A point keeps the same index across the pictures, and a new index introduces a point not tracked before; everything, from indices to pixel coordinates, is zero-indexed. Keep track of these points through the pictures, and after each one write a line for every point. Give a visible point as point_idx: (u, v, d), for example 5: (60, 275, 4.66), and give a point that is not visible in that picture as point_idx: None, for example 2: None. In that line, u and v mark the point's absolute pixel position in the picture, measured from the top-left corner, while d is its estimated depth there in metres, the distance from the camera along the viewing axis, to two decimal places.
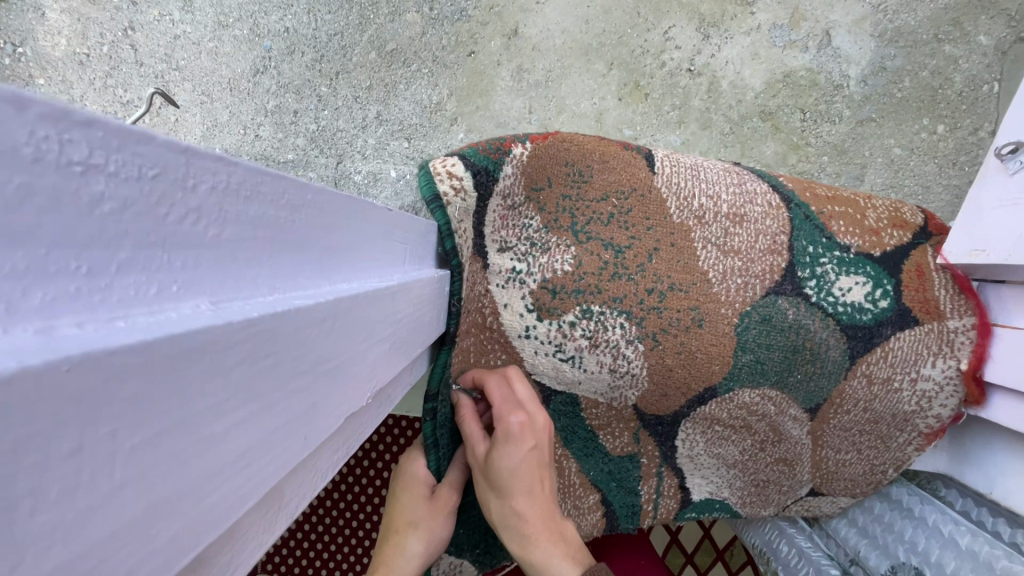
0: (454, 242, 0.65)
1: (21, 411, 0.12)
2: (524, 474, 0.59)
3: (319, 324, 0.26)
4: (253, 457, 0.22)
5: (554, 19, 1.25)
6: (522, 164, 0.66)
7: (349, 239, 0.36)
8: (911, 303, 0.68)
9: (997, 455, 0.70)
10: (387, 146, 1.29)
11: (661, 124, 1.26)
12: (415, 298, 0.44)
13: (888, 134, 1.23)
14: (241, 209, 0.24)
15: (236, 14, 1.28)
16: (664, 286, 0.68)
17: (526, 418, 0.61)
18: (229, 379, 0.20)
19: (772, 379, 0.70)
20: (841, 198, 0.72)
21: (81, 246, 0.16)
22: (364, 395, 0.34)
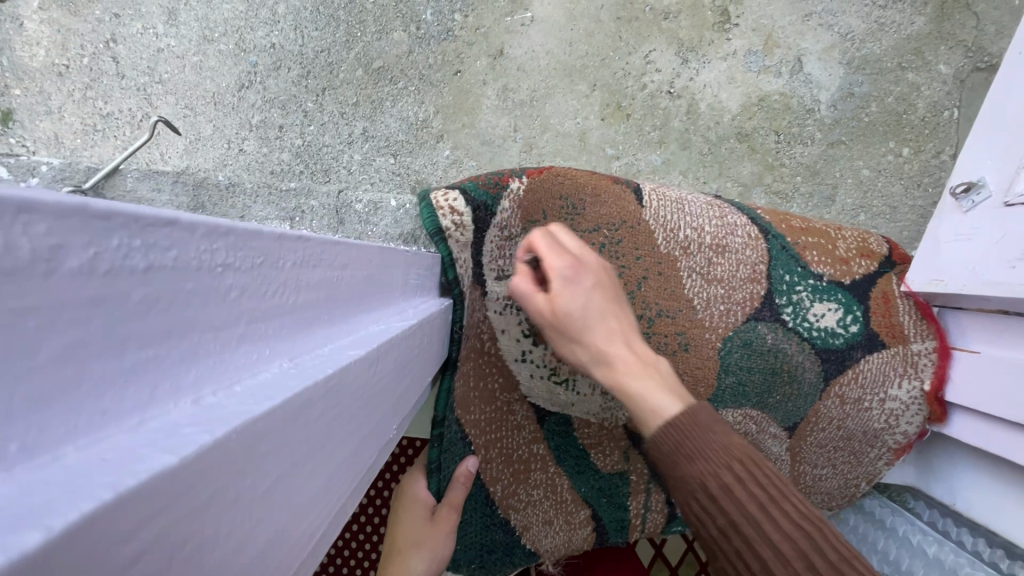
0: (455, 272, 0.70)
1: (211, 473, 0.17)
2: (596, 314, 0.59)
3: (362, 371, 0.29)
4: (319, 497, 0.26)
5: (538, 41, 1.31)
6: (518, 198, 0.70)
7: (372, 282, 0.38)
8: (879, 328, 0.73)
9: (959, 469, 0.75)
10: (373, 162, 1.32)
11: (642, 144, 1.32)
12: (429, 332, 0.48)
13: (857, 155, 1.31)
14: (303, 274, 0.28)
15: (221, 30, 1.31)
16: (653, 312, 0.73)
17: (577, 258, 0.60)
18: (311, 435, 0.23)
19: (752, 400, 0.75)
20: (813, 228, 0.77)
21: (218, 329, 0.21)
22: (392, 427, 0.38)
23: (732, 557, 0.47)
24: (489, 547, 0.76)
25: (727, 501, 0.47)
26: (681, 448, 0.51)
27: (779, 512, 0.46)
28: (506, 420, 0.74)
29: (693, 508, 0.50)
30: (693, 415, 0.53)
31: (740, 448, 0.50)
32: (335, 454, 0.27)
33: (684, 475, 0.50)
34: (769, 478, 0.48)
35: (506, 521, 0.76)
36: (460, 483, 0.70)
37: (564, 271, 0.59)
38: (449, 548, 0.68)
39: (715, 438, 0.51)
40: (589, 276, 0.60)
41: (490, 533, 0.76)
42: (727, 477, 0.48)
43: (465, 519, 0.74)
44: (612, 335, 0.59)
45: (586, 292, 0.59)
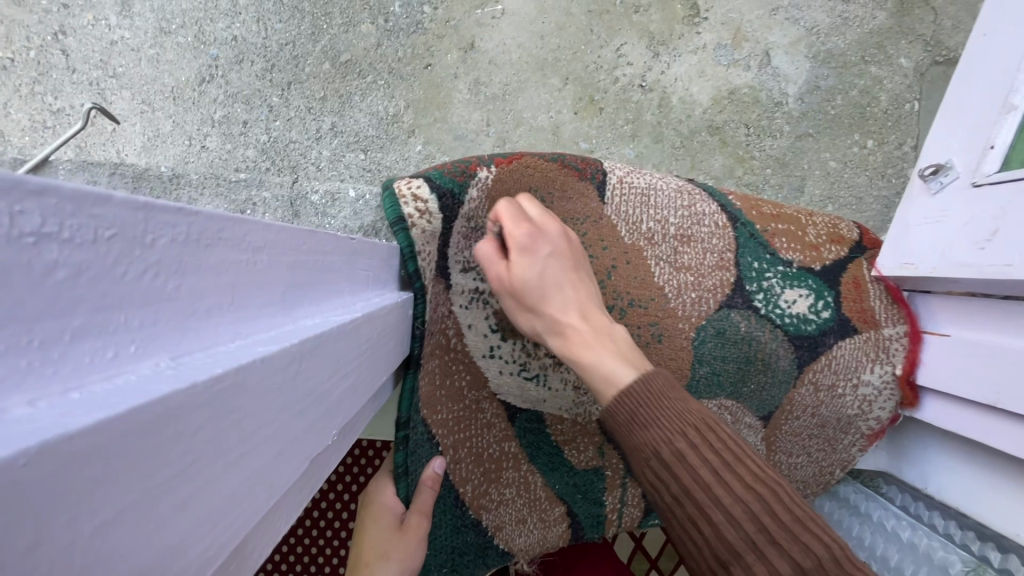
0: (417, 264, 0.64)
1: (54, 490, 0.13)
2: (552, 282, 0.59)
3: (290, 367, 0.25)
4: (246, 499, 0.22)
5: (509, 34, 1.27)
6: (487, 187, 0.67)
7: (318, 269, 0.34)
8: (850, 313, 0.73)
9: (931, 453, 0.75)
10: (342, 158, 1.26)
11: (615, 137, 1.29)
12: (382, 325, 0.44)
13: (823, 147, 1.31)
14: (246, 259, 0.25)
15: (179, 21, 1.23)
16: (624, 302, 0.70)
17: (535, 228, 0.60)
18: (223, 433, 0.20)
19: (728, 390, 0.73)
20: (784, 215, 0.76)
21: (113, 308, 0.17)
22: (345, 413, 0.35)
23: (685, 521, 0.48)
24: (460, 549, 0.73)
25: (679, 468, 0.48)
26: (636, 417, 0.52)
27: (731, 476, 0.47)
28: (475, 419, 0.71)
29: (649, 475, 0.51)
30: (647, 387, 0.53)
31: (694, 415, 0.51)
32: (264, 453, 0.23)
33: (640, 443, 0.51)
34: (725, 444, 0.49)
35: (477, 522, 0.73)
36: (427, 488, 0.66)
37: (525, 242, 0.58)
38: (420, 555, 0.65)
39: (671, 406, 0.52)
40: (549, 245, 0.60)
41: (460, 535, 0.72)
42: (679, 445, 0.49)
43: (434, 523, 0.70)
44: (570, 302, 0.60)
45: (542, 260, 0.59)
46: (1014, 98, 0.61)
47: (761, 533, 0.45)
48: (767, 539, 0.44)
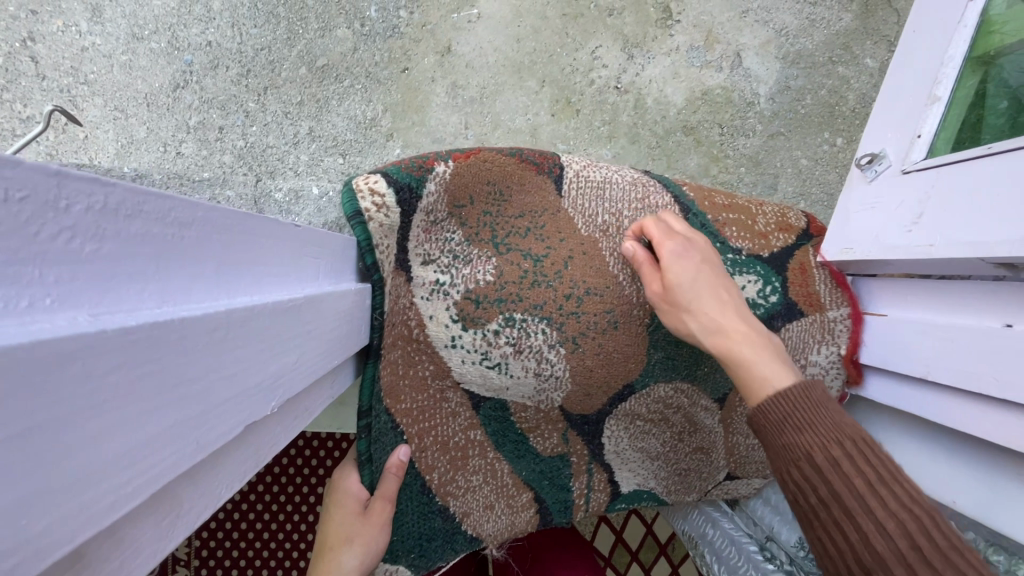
0: (375, 257, 0.66)
1: None
2: (704, 287, 0.64)
3: (211, 335, 0.27)
4: (171, 446, 0.25)
5: (486, 38, 1.29)
6: (445, 181, 0.69)
7: (258, 250, 0.35)
8: (797, 297, 0.76)
9: (878, 430, 0.78)
10: (321, 163, 1.27)
11: (593, 138, 1.33)
12: (331, 311, 0.46)
13: (795, 146, 1.36)
14: (180, 233, 0.27)
15: (151, 27, 1.23)
16: (580, 291, 0.72)
17: (684, 239, 0.67)
18: (136, 382, 0.22)
19: (683, 374, 0.77)
20: (735, 205, 0.79)
21: (40, 261, 0.19)
22: (289, 388, 0.37)
23: (830, 526, 0.50)
24: (429, 536, 0.74)
25: (832, 473, 0.51)
26: (789, 419, 0.55)
27: (886, 492, 0.48)
28: (439, 408, 0.72)
29: (793, 475, 0.53)
30: (806, 389, 0.56)
31: (853, 428, 0.53)
32: (187, 410, 0.25)
33: (789, 443, 0.54)
34: (879, 460, 0.50)
35: (445, 509, 0.75)
36: (392, 473, 0.67)
37: (677, 255, 0.65)
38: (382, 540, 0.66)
39: (826, 415, 0.54)
40: (697, 254, 0.66)
41: (427, 521, 0.74)
42: (835, 452, 0.51)
43: (401, 510, 0.71)
44: (722, 305, 0.64)
45: (695, 266, 0.65)
46: (937, 90, 0.66)
47: (912, 550, 0.45)
48: (917, 555, 0.45)
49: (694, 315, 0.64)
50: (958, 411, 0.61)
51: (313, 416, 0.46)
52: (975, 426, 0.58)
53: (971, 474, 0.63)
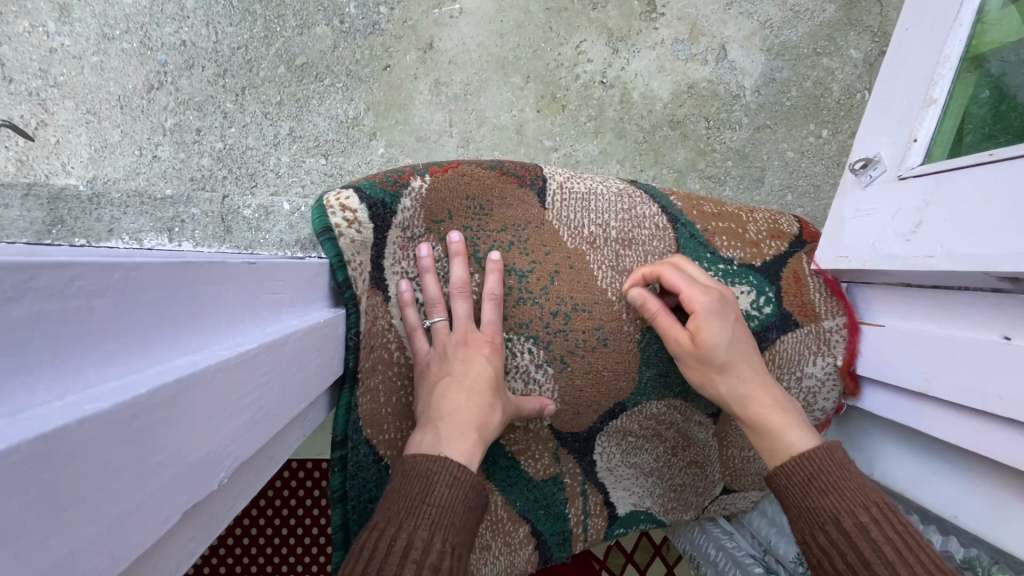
0: (346, 273, 0.61)
1: None
2: (735, 350, 0.65)
3: (132, 422, 0.23)
4: (87, 557, 0.22)
5: (469, 33, 1.25)
6: (421, 197, 0.66)
7: (199, 300, 0.31)
8: (792, 307, 0.73)
9: (876, 439, 0.75)
10: (302, 164, 1.22)
11: (579, 134, 1.29)
12: (294, 351, 0.42)
13: (780, 139, 1.33)
14: (92, 303, 0.23)
15: (123, 26, 1.17)
16: (568, 308, 0.69)
17: (720, 295, 0.65)
18: (20, 509, 0.18)
19: (676, 391, 0.74)
20: (725, 213, 0.76)
21: None
22: (248, 447, 0.34)
23: None
24: None
25: (861, 540, 0.53)
26: (815, 481, 0.57)
27: (914, 559, 0.51)
28: None
29: (818, 539, 0.56)
30: (828, 451, 0.59)
31: (876, 492, 0.56)
32: (105, 512, 0.22)
33: (815, 507, 0.56)
34: (905, 527, 0.53)
35: None
36: (431, 273, 0.66)
37: (711, 312, 0.64)
38: (410, 345, 0.66)
39: (850, 479, 0.57)
40: (730, 311, 0.66)
41: None
42: (862, 517, 0.54)
43: None
44: (750, 369, 0.66)
45: (727, 325, 0.65)
46: (933, 92, 0.63)
47: None
48: None
49: (727, 376, 0.65)
50: (961, 426, 0.58)
51: (280, 462, 0.43)
52: (980, 444, 0.56)
53: (977, 491, 0.60)
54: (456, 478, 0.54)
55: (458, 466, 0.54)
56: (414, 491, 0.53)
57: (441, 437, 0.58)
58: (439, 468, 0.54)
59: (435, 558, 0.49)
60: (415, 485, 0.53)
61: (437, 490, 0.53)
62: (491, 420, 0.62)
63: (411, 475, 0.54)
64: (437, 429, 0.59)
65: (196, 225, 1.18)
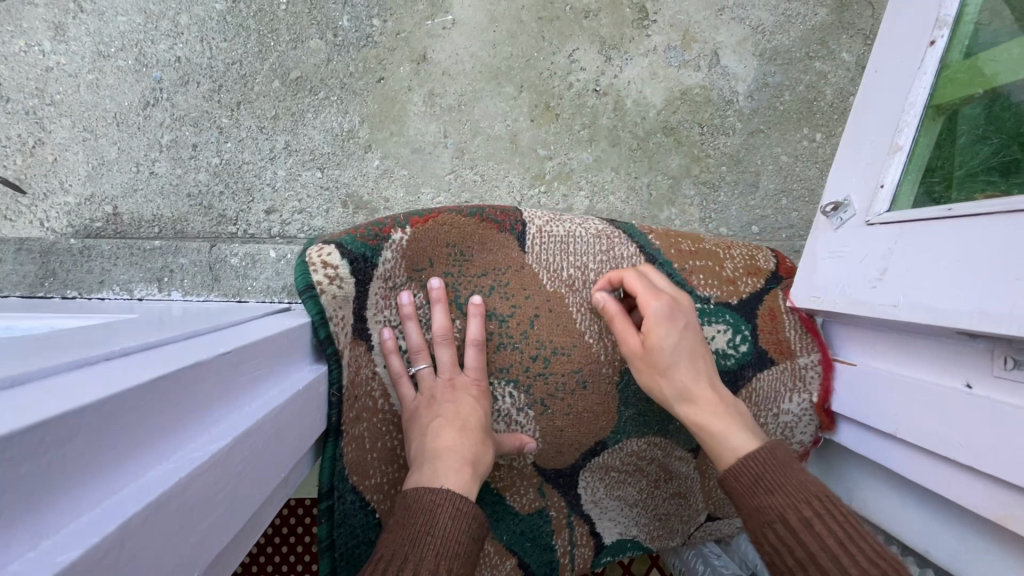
0: (328, 330, 0.63)
1: None
2: (684, 353, 0.66)
3: (106, 554, 0.26)
4: None
5: (461, 44, 1.24)
6: (402, 249, 0.68)
7: (165, 411, 0.34)
8: (767, 345, 0.75)
9: (854, 470, 0.77)
10: (299, 177, 1.22)
11: (573, 142, 1.27)
12: (263, 433, 0.44)
13: (774, 143, 1.31)
14: (68, 446, 0.26)
15: (118, 44, 1.18)
16: (547, 351, 0.71)
17: (675, 301, 0.67)
18: None
19: (655, 428, 0.76)
20: (702, 251, 0.78)
21: None
22: (218, 540, 0.37)
23: None
24: None
25: (805, 534, 0.53)
26: (760, 481, 0.58)
27: (856, 548, 0.51)
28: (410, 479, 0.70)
29: (770, 538, 0.56)
30: (772, 450, 0.60)
31: (818, 487, 0.57)
32: None
33: (763, 506, 0.57)
34: (844, 518, 0.53)
35: None
36: (413, 320, 0.67)
37: (664, 316, 0.65)
38: (395, 392, 0.67)
39: (794, 475, 0.58)
40: (684, 317, 0.67)
41: None
42: (805, 513, 0.54)
43: None
44: (698, 373, 0.66)
45: (679, 330, 0.66)
46: (899, 139, 0.65)
47: None
48: None
49: (670, 375, 0.66)
50: (927, 468, 0.60)
51: (253, 535, 0.46)
52: (945, 486, 0.57)
53: (947, 527, 0.62)
54: (459, 509, 0.56)
55: (460, 498, 0.56)
56: (416, 522, 0.54)
57: (439, 471, 0.59)
58: (441, 500, 0.56)
59: None
60: (419, 516, 0.55)
61: (441, 521, 0.54)
62: (483, 456, 0.63)
63: (414, 508, 0.56)
64: (437, 463, 0.60)
65: (185, 274, 1.20)
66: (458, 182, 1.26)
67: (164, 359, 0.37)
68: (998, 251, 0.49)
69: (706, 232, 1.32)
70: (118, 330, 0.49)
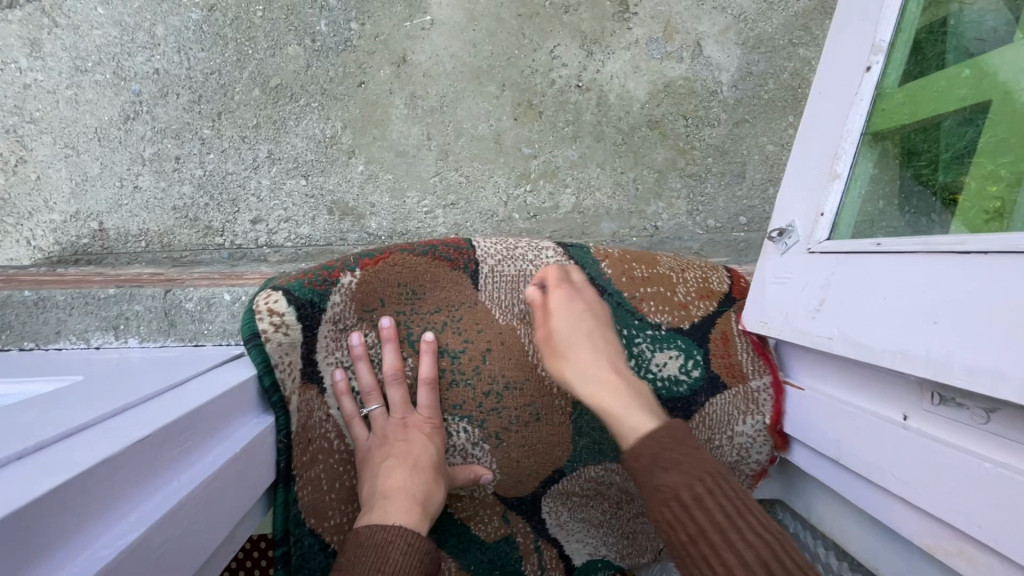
0: (273, 376, 0.63)
1: None
2: (572, 331, 0.69)
3: None
4: None
5: (441, 44, 1.20)
6: (351, 291, 0.68)
7: (86, 502, 0.35)
8: (719, 369, 0.77)
9: (811, 487, 0.77)
10: (283, 186, 1.21)
11: (558, 140, 1.23)
12: (202, 502, 0.44)
13: (760, 132, 1.26)
14: None
15: (95, 58, 1.16)
16: (500, 386, 0.73)
17: (562, 285, 0.72)
18: None
19: (612, 455, 0.78)
20: (654, 277, 0.79)
21: None
22: None
23: (699, 561, 0.52)
24: None
25: (698, 512, 0.53)
26: (659, 459, 0.57)
27: (744, 523, 0.52)
28: None
29: (666, 514, 0.54)
30: (669, 427, 0.59)
31: (710, 462, 0.57)
32: None
33: (660, 484, 0.56)
34: (733, 493, 0.54)
35: None
36: (363, 361, 0.68)
37: (540, 302, 0.71)
38: (349, 433, 0.68)
39: (688, 451, 0.57)
40: (573, 298, 0.71)
41: None
42: (698, 489, 0.54)
43: None
44: (590, 349, 0.68)
45: (567, 311, 0.70)
46: (839, 166, 0.65)
47: None
48: None
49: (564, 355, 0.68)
50: (869, 495, 0.61)
51: None
52: (889, 515, 0.58)
53: (896, 547, 0.63)
54: (411, 545, 0.55)
55: (412, 534, 0.56)
56: (368, 561, 0.53)
57: (388, 511, 0.58)
58: (393, 537, 0.55)
59: None
60: (370, 554, 0.54)
61: (393, 558, 0.54)
62: (433, 494, 0.63)
63: (365, 546, 0.55)
64: (387, 504, 0.60)
65: (141, 320, 1.16)
66: (443, 185, 1.23)
67: (91, 446, 0.38)
68: (938, 284, 0.47)
69: (695, 226, 1.28)
70: (60, 397, 0.50)
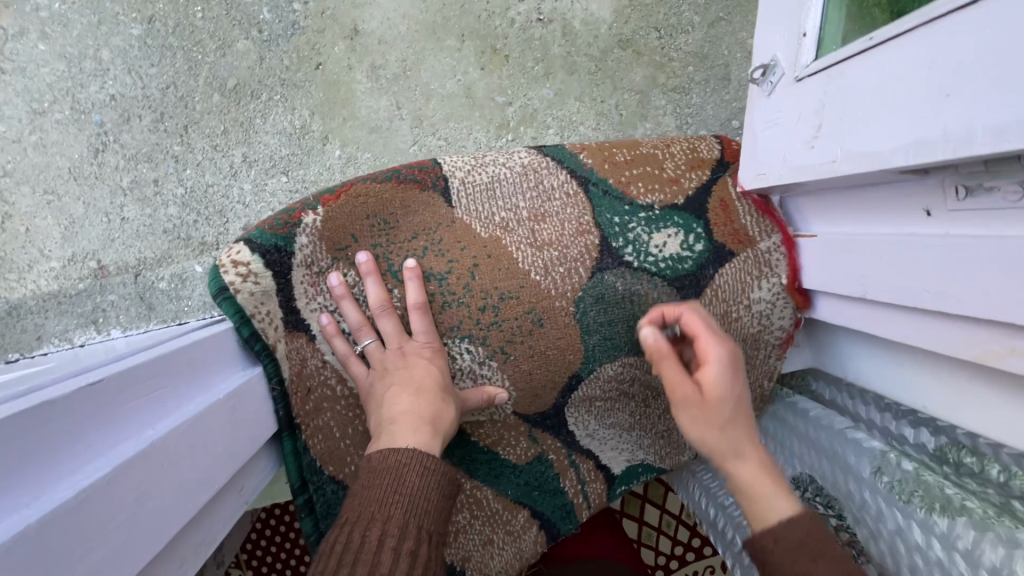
0: (251, 326, 0.60)
1: None
2: (736, 401, 0.57)
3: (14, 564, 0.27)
4: None
5: (390, 7, 1.12)
6: (317, 230, 0.64)
7: (69, 432, 0.34)
8: (724, 238, 0.72)
9: (846, 344, 0.72)
10: (266, 188, 1.14)
11: (529, 81, 1.15)
12: (202, 431, 0.44)
13: (739, 27, 1.16)
14: None
15: (50, 96, 1.10)
16: (495, 299, 0.69)
17: (730, 350, 0.58)
18: None
19: (627, 348, 0.74)
20: (638, 158, 0.74)
21: None
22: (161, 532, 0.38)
23: None
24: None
25: None
26: (802, 549, 0.50)
27: None
28: None
29: None
30: (813, 521, 0.52)
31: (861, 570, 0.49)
32: None
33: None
34: None
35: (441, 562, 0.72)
36: (348, 299, 0.64)
37: (723, 359, 0.57)
38: (349, 374, 0.65)
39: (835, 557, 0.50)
40: (737, 367, 0.59)
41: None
42: None
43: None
44: (744, 421, 0.58)
45: (731, 376, 0.57)
46: None
47: None
48: None
49: (717, 426, 0.56)
50: (895, 324, 0.57)
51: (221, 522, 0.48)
52: (915, 334, 0.54)
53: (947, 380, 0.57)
54: (427, 467, 0.52)
55: (425, 455, 0.53)
56: (381, 485, 0.50)
57: (397, 435, 0.56)
58: (408, 460, 0.52)
59: (411, 546, 0.47)
60: (386, 477, 0.51)
61: (408, 481, 0.51)
62: (444, 415, 0.60)
63: (377, 471, 0.52)
64: (394, 428, 0.57)
65: (118, 310, 1.15)
66: (424, 152, 1.15)
67: (34, 396, 0.34)
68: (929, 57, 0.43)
69: None
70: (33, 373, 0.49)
